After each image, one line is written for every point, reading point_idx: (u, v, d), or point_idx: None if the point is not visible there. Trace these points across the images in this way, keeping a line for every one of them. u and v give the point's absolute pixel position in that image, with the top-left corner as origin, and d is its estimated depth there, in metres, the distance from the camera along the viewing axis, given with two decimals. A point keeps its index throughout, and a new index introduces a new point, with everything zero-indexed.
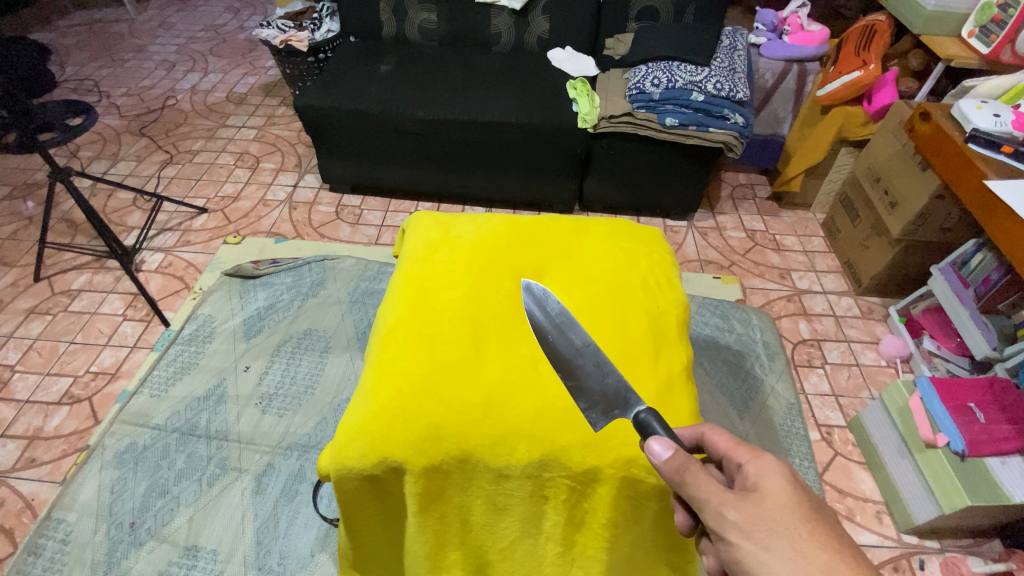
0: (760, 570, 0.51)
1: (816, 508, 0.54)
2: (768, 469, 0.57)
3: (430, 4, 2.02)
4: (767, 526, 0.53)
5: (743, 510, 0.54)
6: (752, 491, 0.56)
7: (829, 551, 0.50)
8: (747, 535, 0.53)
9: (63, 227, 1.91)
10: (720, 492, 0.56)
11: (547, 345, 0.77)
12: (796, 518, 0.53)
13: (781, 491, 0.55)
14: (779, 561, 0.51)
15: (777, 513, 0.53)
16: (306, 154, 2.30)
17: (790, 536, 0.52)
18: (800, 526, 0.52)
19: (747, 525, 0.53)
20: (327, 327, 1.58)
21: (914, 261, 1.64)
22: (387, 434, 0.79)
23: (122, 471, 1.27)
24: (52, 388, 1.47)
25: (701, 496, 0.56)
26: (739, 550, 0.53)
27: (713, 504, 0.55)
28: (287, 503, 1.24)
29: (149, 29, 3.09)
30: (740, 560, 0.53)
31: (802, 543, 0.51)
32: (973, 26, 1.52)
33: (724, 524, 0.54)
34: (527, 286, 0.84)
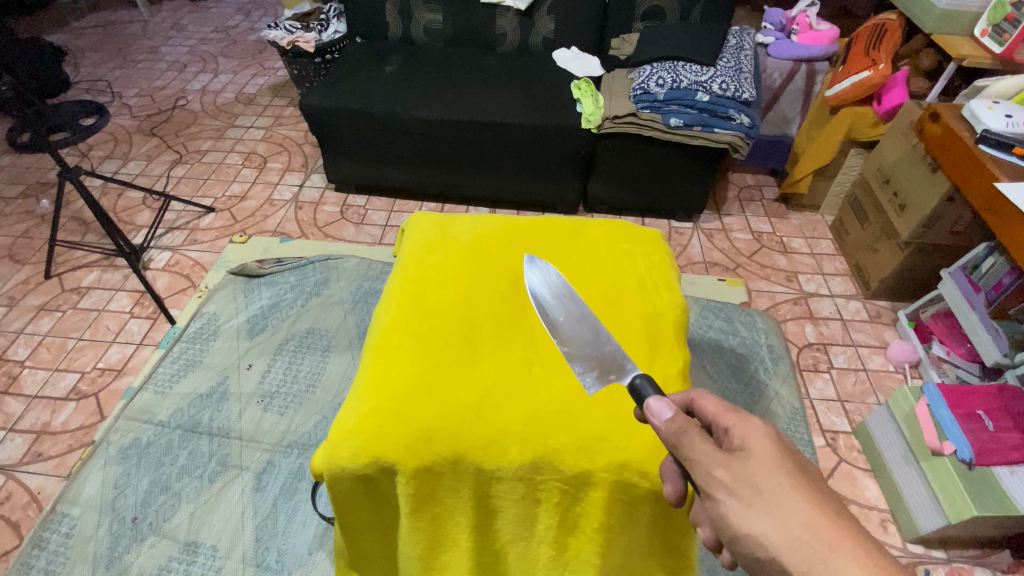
0: (744, 526, 0.51)
1: (801, 466, 0.53)
2: (754, 431, 0.55)
3: (435, 5, 2.02)
4: (754, 484, 0.51)
5: (731, 468, 0.53)
6: (739, 451, 0.55)
7: (811, 504, 0.49)
8: (733, 493, 0.52)
9: (75, 226, 1.95)
10: (711, 451, 0.54)
11: (548, 315, 0.79)
12: (783, 476, 0.51)
13: (768, 450, 0.53)
14: (762, 516, 0.50)
15: (763, 471, 0.52)
16: (312, 154, 2.32)
17: (775, 493, 0.50)
18: (784, 484, 0.51)
19: (734, 484, 0.52)
20: (329, 326, 1.59)
21: (924, 265, 1.60)
22: (379, 435, 0.79)
23: (126, 466, 1.29)
24: (60, 384, 1.50)
25: (692, 456, 0.55)
26: (725, 507, 0.53)
27: (703, 464, 0.54)
28: (287, 500, 1.25)
29: (162, 30, 3.13)
30: (724, 516, 0.52)
31: (784, 498, 0.50)
32: (986, 24, 1.49)
33: (712, 482, 0.53)
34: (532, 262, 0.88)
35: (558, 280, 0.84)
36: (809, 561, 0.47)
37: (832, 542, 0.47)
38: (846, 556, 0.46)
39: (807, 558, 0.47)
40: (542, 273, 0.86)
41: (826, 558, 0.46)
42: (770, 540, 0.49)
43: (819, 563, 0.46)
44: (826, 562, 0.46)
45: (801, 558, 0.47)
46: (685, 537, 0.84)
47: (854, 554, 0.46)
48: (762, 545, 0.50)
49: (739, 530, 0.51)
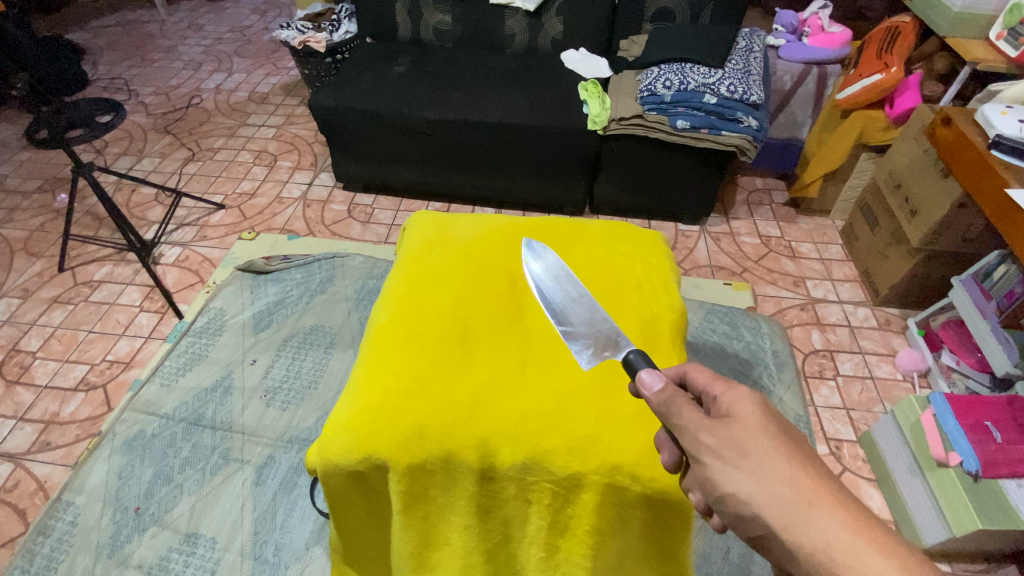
0: (728, 485, 0.53)
1: (786, 430, 0.55)
2: (742, 398, 0.57)
3: (445, 5, 2.03)
4: (740, 447, 0.53)
5: (717, 433, 0.55)
6: (725, 417, 0.56)
7: (793, 464, 0.52)
8: (719, 456, 0.54)
9: (89, 221, 1.99)
10: (699, 418, 0.56)
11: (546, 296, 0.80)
12: (768, 440, 0.53)
13: (754, 416, 0.55)
14: (745, 476, 0.52)
15: (749, 435, 0.54)
16: (322, 153, 2.34)
17: (759, 455, 0.53)
18: (768, 446, 0.53)
19: (720, 448, 0.54)
20: (333, 323, 1.60)
21: (936, 272, 1.57)
22: (372, 432, 0.79)
23: (131, 457, 1.31)
24: (70, 374, 1.53)
25: (681, 423, 0.57)
26: (711, 470, 0.54)
27: (691, 430, 0.56)
28: (286, 495, 1.26)
29: (179, 29, 3.19)
30: (710, 478, 0.54)
31: (768, 460, 0.52)
32: (1002, 27, 1.46)
33: (699, 446, 0.55)
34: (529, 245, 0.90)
35: (556, 264, 0.85)
36: (789, 516, 0.49)
37: (812, 499, 0.49)
38: (824, 512, 0.48)
39: (788, 513, 0.49)
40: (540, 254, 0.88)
41: (806, 514, 0.49)
42: (753, 498, 0.51)
43: (799, 519, 0.49)
44: (805, 517, 0.49)
45: (782, 515, 0.50)
46: (679, 543, 0.83)
47: (832, 509, 0.48)
48: (746, 504, 0.52)
49: (725, 491, 0.53)
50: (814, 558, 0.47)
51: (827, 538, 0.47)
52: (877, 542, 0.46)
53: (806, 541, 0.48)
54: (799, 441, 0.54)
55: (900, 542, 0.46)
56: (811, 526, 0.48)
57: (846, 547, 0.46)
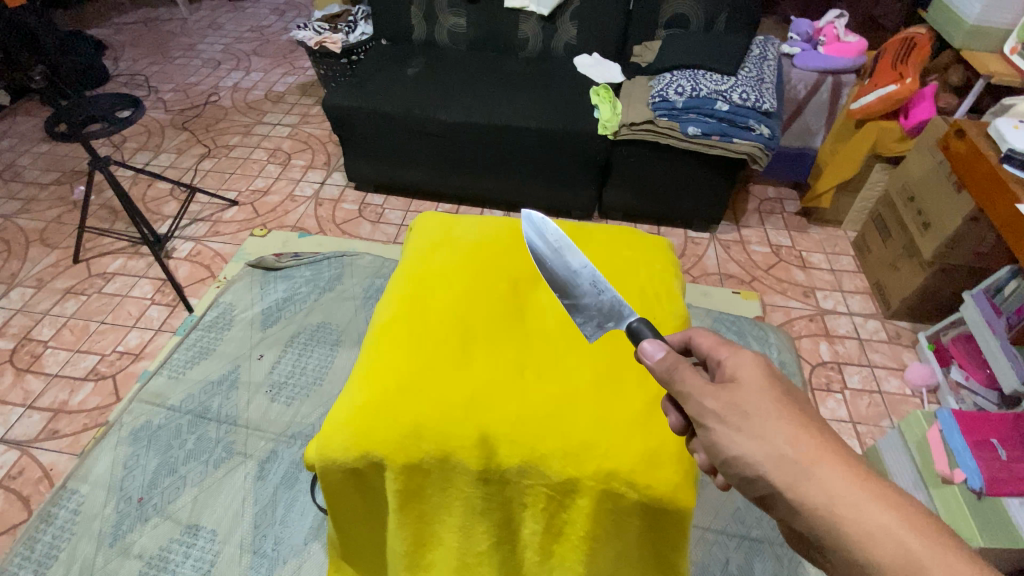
0: (733, 448, 0.57)
1: (788, 392, 0.58)
2: (745, 361, 0.61)
3: (459, 9, 2.05)
4: (743, 411, 0.57)
5: (720, 398, 0.58)
6: (730, 381, 0.60)
7: (796, 425, 0.56)
8: (722, 419, 0.58)
9: (105, 214, 2.03)
10: (702, 384, 0.59)
11: (545, 268, 0.79)
12: (772, 402, 0.57)
13: (757, 379, 0.59)
14: (748, 438, 0.56)
15: (752, 398, 0.57)
16: (335, 152, 2.37)
17: (761, 417, 0.56)
18: (770, 408, 0.57)
19: (723, 412, 0.58)
20: (339, 321, 1.62)
21: (949, 286, 1.55)
22: (370, 430, 0.80)
23: (136, 448, 1.34)
24: (80, 364, 1.56)
25: (684, 389, 0.60)
26: (715, 433, 0.58)
27: (694, 396, 0.59)
28: (287, 489, 1.27)
29: (200, 28, 3.24)
30: (715, 442, 0.58)
31: (769, 421, 0.56)
32: (1016, 41, 1.44)
33: (703, 411, 0.59)
34: (527, 216, 0.85)
35: (554, 231, 0.83)
36: (793, 476, 0.53)
37: (814, 458, 0.53)
38: (826, 470, 0.52)
39: (792, 473, 0.53)
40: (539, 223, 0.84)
41: (808, 472, 0.53)
42: (757, 459, 0.55)
43: (803, 477, 0.53)
44: (808, 476, 0.53)
45: (787, 474, 0.54)
46: (674, 552, 0.83)
47: (833, 465, 0.53)
48: (752, 466, 0.56)
49: (730, 453, 0.57)
50: (817, 513, 0.52)
51: (830, 493, 0.52)
52: (876, 493, 0.51)
53: (809, 497, 0.52)
54: (803, 403, 0.58)
55: (897, 493, 0.51)
56: (816, 484, 0.52)
57: (847, 500, 0.51)
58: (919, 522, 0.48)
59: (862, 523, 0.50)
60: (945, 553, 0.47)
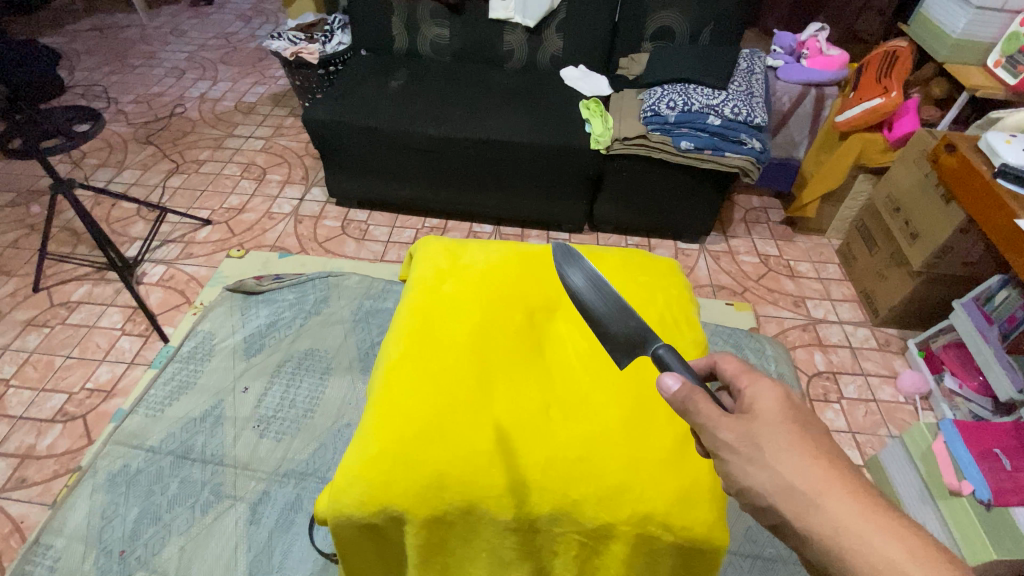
0: (745, 479, 0.54)
1: (804, 424, 0.54)
2: (764, 392, 0.57)
3: (443, 20, 2.00)
4: (754, 442, 0.53)
5: (735, 429, 0.54)
6: (746, 412, 0.56)
7: (808, 456, 0.52)
8: (736, 451, 0.54)
9: (66, 237, 1.89)
10: (717, 415, 0.55)
11: (576, 301, 0.73)
12: (785, 432, 0.53)
13: (772, 410, 0.55)
14: (758, 470, 0.53)
15: (764, 428, 0.54)
16: (313, 166, 2.28)
17: (772, 448, 0.53)
18: (781, 438, 0.53)
19: (737, 443, 0.54)
20: (329, 347, 1.53)
21: (935, 294, 1.59)
22: (388, 482, 0.75)
23: (114, 495, 1.23)
24: (46, 405, 1.44)
25: (699, 420, 0.56)
26: (729, 465, 0.55)
27: (709, 427, 0.56)
28: (282, 534, 1.19)
29: (160, 35, 3.08)
30: (728, 473, 0.55)
31: (781, 452, 0.52)
32: (1000, 55, 1.49)
33: (717, 443, 0.55)
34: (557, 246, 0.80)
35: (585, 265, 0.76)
36: (799, 506, 0.50)
37: (822, 488, 0.50)
38: (835, 500, 0.49)
39: (798, 503, 0.50)
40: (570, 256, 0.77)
41: (814, 500, 0.50)
42: (766, 490, 0.52)
43: (808, 507, 0.50)
44: (814, 507, 0.49)
45: (793, 504, 0.50)
46: None
47: (840, 496, 0.49)
48: (760, 495, 0.53)
49: (742, 485, 0.54)
50: (824, 543, 0.48)
51: (836, 525, 0.48)
52: (882, 522, 0.47)
53: (816, 528, 0.49)
54: (817, 432, 0.54)
55: (904, 521, 0.47)
56: (821, 513, 0.49)
57: (852, 531, 0.47)
58: (926, 553, 0.44)
59: (867, 555, 0.46)
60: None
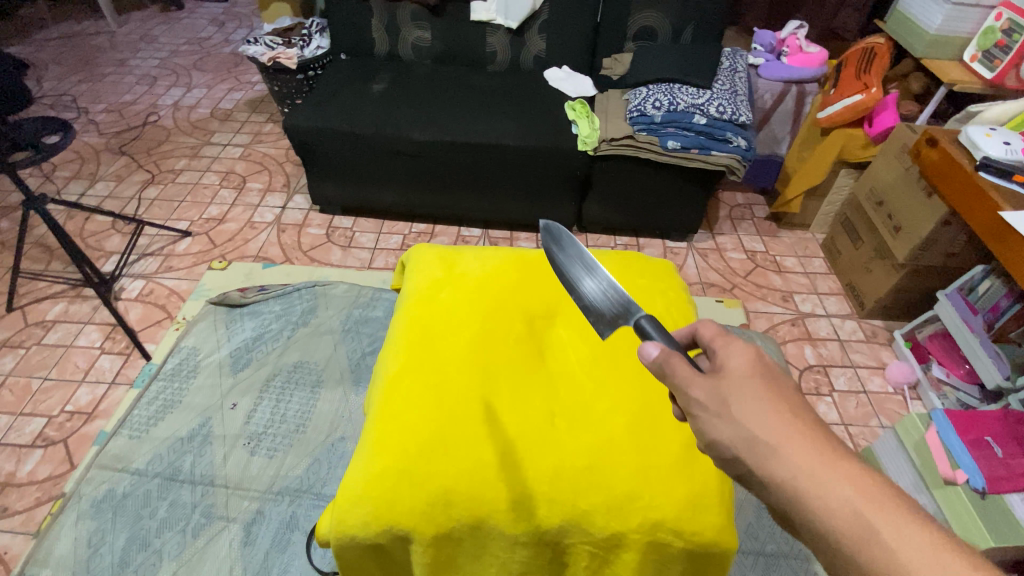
0: (710, 432, 0.52)
1: (775, 380, 0.52)
2: (737, 351, 0.54)
3: (424, 22, 1.97)
4: (722, 398, 0.51)
5: (707, 388, 0.52)
6: (718, 370, 0.54)
7: (773, 408, 0.50)
8: (705, 407, 0.52)
9: (38, 253, 1.82)
10: (690, 373, 0.53)
11: (563, 276, 0.73)
12: (753, 387, 0.51)
13: (743, 368, 0.53)
14: (725, 423, 0.51)
15: (732, 384, 0.52)
16: (294, 173, 2.23)
17: (740, 401, 0.51)
18: (749, 393, 0.51)
19: (707, 400, 0.52)
20: (319, 358, 1.50)
21: (919, 286, 1.62)
22: (392, 500, 0.72)
23: (100, 522, 1.18)
24: (25, 429, 1.38)
25: (673, 381, 0.54)
26: (697, 421, 0.53)
27: (681, 387, 0.53)
28: (279, 554, 1.15)
29: (130, 42, 2.99)
30: (696, 429, 0.53)
31: (748, 405, 0.50)
32: (976, 50, 1.52)
33: (688, 401, 0.53)
34: (545, 226, 0.80)
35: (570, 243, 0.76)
36: (761, 456, 0.48)
37: (784, 437, 0.48)
38: (796, 447, 0.47)
39: (759, 453, 0.49)
40: (557, 236, 0.78)
41: (774, 450, 0.48)
42: (730, 443, 0.50)
43: (769, 456, 0.48)
44: (775, 456, 0.48)
45: (755, 455, 0.49)
46: None
47: (800, 444, 0.47)
48: (723, 447, 0.51)
49: (708, 438, 0.52)
50: (781, 488, 0.47)
51: (796, 472, 0.46)
52: (838, 465, 0.46)
53: (776, 476, 0.47)
54: (787, 388, 0.52)
55: (860, 465, 0.46)
56: (781, 460, 0.47)
57: (810, 476, 0.46)
58: (878, 494, 0.43)
59: (821, 498, 0.45)
60: (900, 521, 0.42)
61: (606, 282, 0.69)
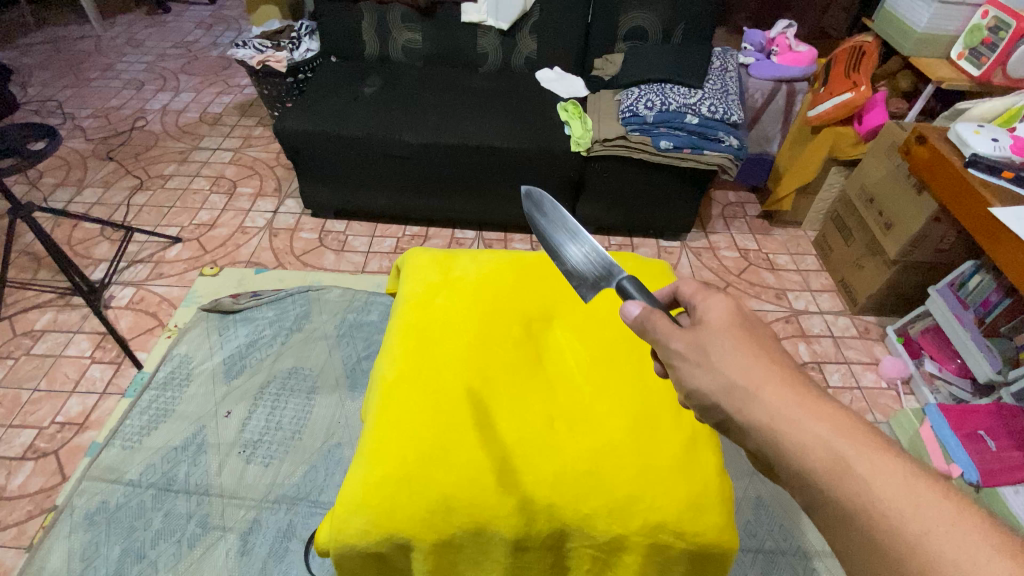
0: (691, 382, 0.54)
1: (753, 330, 0.55)
2: (716, 305, 0.57)
3: (414, 24, 1.97)
4: (702, 349, 0.54)
5: (687, 340, 0.55)
6: (698, 324, 0.56)
7: (751, 356, 0.52)
8: (686, 358, 0.55)
9: (26, 262, 1.79)
10: (670, 327, 0.56)
11: (544, 241, 0.77)
12: (731, 337, 0.53)
13: (722, 320, 0.55)
14: (704, 372, 0.53)
15: (713, 336, 0.54)
16: (285, 176, 2.22)
17: (718, 351, 0.53)
18: (726, 343, 0.53)
19: (688, 352, 0.54)
20: (313, 364, 1.49)
21: (910, 282, 1.63)
22: (392, 508, 0.72)
23: (94, 534, 1.17)
24: (14, 442, 1.35)
25: (653, 336, 0.56)
26: (678, 372, 0.55)
27: (662, 341, 0.56)
28: (277, 564, 1.14)
29: (116, 46, 2.96)
30: (677, 380, 0.55)
31: (726, 354, 0.53)
32: (963, 48, 1.54)
33: (669, 353, 0.55)
34: (528, 193, 0.84)
35: (551, 207, 0.80)
36: (739, 401, 0.51)
37: (761, 383, 0.51)
38: (772, 391, 0.50)
39: (738, 398, 0.51)
40: (539, 201, 0.82)
41: (752, 394, 0.50)
42: (710, 391, 0.53)
43: (747, 401, 0.50)
44: (753, 400, 0.50)
45: (734, 400, 0.51)
46: None
47: (775, 389, 0.50)
48: (704, 397, 0.53)
49: (689, 387, 0.55)
50: (761, 432, 0.49)
51: (773, 414, 0.49)
52: (814, 407, 0.48)
53: (754, 420, 0.50)
54: (765, 337, 0.54)
55: (834, 406, 0.48)
56: (759, 404, 0.50)
57: (786, 417, 0.48)
58: (852, 430, 0.46)
59: (796, 436, 0.47)
60: (871, 453, 0.44)
61: (588, 245, 0.73)
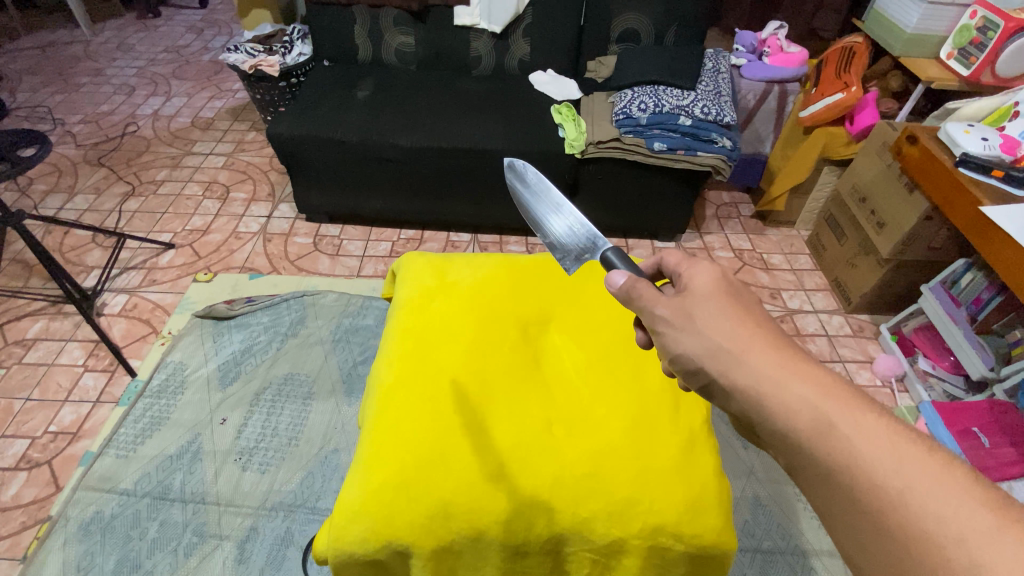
0: (676, 346, 0.56)
1: (738, 295, 0.56)
2: (701, 272, 0.58)
3: (408, 28, 1.97)
4: (687, 313, 0.55)
5: (672, 305, 0.56)
6: (683, 290, 0.58)
7: (735, 320, 0.54)
8: (671, 323, 0.56)
9: (17, 270, 1.78)
10: (655, 293, 0.57)
11: (528, 214, 0.81)
12: (715, 302, 0.55)
13: (707, 285, 0.56)
14: (689, 336, 0.55)
15: (698, 301, 0.56)
16: (279, 181, 2.21)
17: (703, 316, 0.54)
18: (711, 307, 0.55)
19: (674, 318, 0.56)
20: (309, 369, 1.48)
21: (903, 280, 1.64)
22: (390, 515, 0.71)
23: (89, 544, 1.15)
24: (6, 452, 1.34)
25: (638, 304, 0.58)
26: (664, 337, 0.57)
27: (647, 307, 0.58)
28: (275, 572, 1.13)
29: (106, 50, 2.94)
30: (663, 345, 0.57)
31: (711, 318, 0.54)
32: (952, 48, 1.55)
33: (655, 318, 0.57)
34: (512, 167, 0.88)
35: (535, 181, 0.84)
36: (724, 364, 0.52)
37: (746, 346, 0.52)
38: (756, 354, 0.51)
39: (723, 361, 0.52)
40: (523, 176, 0.85)
41: (738, 357, 0.51)
42: (696, 354, 0.54)
43: (732, 363, 0.52)
44: (738, 363, 0.51)
45: (719, 363, 0.52)
46: None
47: (759, 353, 0.51)
48: (689, 360, 0.55)
49: (675, 351, 0.56)
50: (746, 394, 0.50)
51: (758, 377, 0.50)
52: (799, 370, 0.49)
53: (739, 382, 0.51)
54: (750, 303, 0.55)
55: (819, 369, 0.49)
56: (743, 367, 0.51)
57: (771, 379, 0.49)
58: (837, 392, 0.47)
59: (781, 397, 0.48)
60: (856, 414, 0.45)
61: (571, 217, 0.76)
